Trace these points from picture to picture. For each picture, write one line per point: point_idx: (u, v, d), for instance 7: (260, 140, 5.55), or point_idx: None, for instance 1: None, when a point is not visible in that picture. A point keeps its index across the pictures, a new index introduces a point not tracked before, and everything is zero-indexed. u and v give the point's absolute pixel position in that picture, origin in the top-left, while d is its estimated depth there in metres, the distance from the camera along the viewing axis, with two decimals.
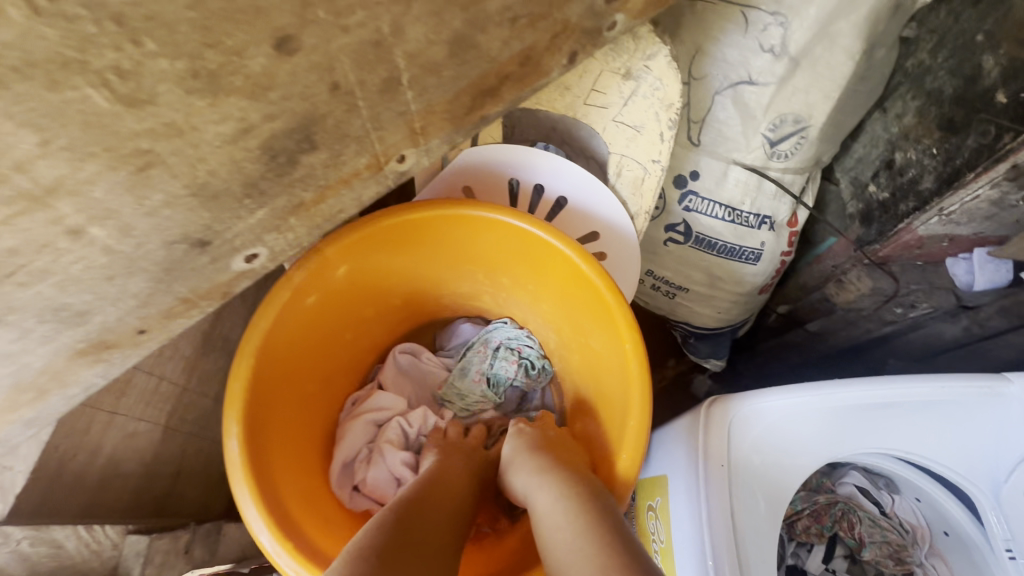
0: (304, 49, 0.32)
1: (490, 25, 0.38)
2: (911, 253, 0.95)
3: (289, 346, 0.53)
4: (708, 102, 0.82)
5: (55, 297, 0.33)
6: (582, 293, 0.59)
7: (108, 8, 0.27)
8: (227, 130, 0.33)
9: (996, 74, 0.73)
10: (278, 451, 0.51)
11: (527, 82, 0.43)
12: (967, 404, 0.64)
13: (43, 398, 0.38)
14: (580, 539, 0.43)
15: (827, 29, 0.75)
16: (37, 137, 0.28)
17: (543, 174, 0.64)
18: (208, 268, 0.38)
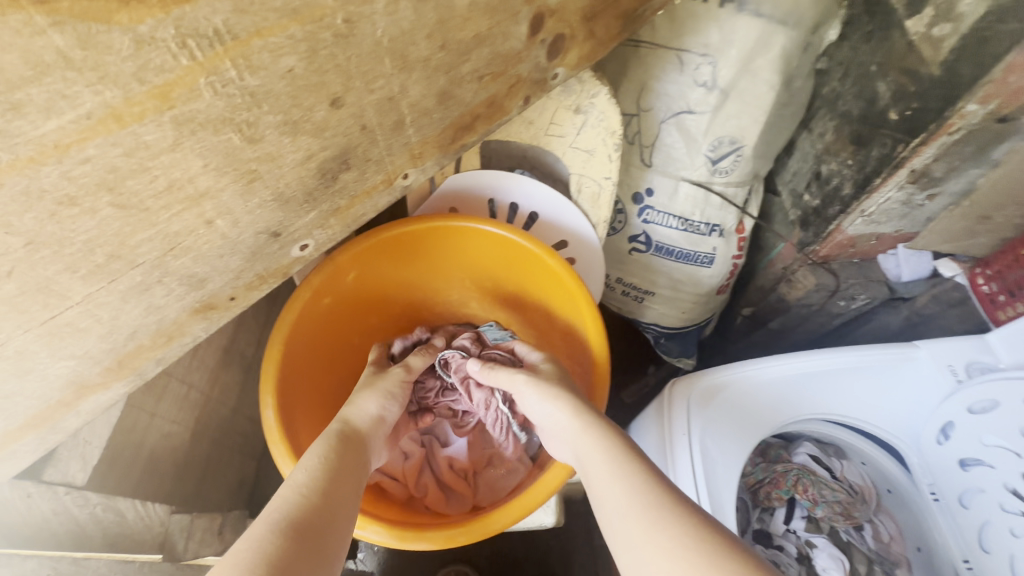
0: (348, 105, 0.38)
1: (465, 83, 0.43)
2: (848, 252, 1.09)
3: (307, 342, 0.63)
4: (656, 129, 0.96)
5: (190, 267, 0.41)
6: (552, 289, 0.69)
7: (248, 89, 0.33)
8: (299, 158, 0.39)
9: (887, 97, 0.88)
10: (301, 427, 0.60)
11: (493, 119, 0.48)
12: (885, 368, 0.73)
13: (171, 342, 0.45)
14: (623, 487, 0.48)
15: (748, 66, 0.89)
16: (202, 162, 0.35)
17: (517, 194, 0.76)
18: (276, 252, 0.45)
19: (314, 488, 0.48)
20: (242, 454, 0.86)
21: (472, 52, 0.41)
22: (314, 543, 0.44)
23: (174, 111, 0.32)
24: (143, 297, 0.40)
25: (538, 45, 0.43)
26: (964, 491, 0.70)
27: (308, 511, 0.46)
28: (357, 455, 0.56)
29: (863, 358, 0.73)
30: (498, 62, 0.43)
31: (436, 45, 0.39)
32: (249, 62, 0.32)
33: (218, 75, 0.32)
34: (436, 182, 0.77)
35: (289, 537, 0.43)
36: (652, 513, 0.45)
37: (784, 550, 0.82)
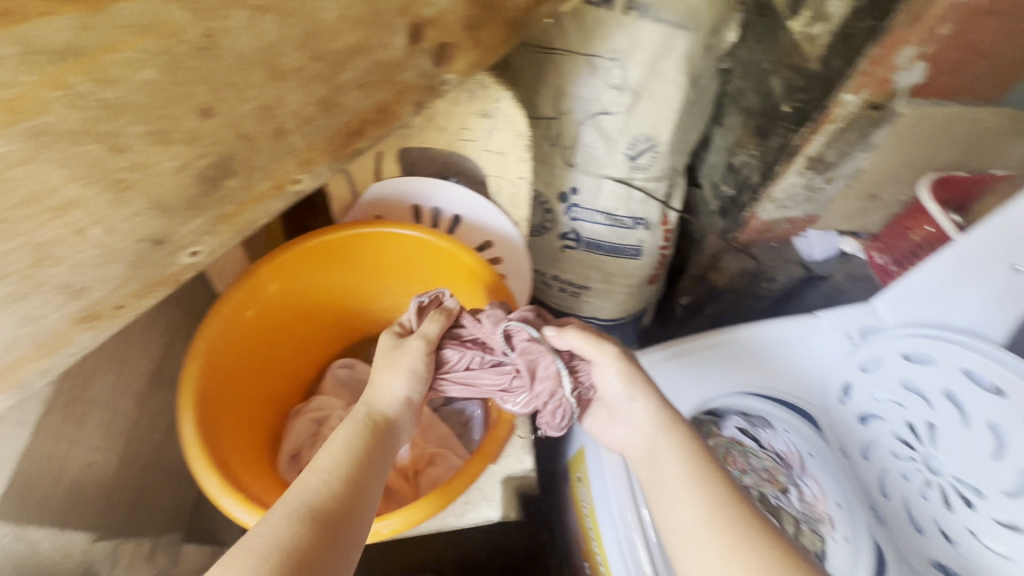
0: (220, 115, 0.35)
1: (346, 91, 0.41)
2: (766, 237, 1.17)
3: (229, 355, 0.62)
4: (575, 131, 1.00)
5: (66, 277, 0.35)
6: (476, 287, 0.72)
7: (103, 100, 0.30)
8: (175, 165, 0.35)
9: (780, 91, 0.96)
10: (226, 440, 0.59)
11: (385, 125, 0.47)
12: (794, 337, 0.78)
13: (53, 352, 0.39)
14: (693, 486, 0.52)
15: (654, 68, 0.94)
16: (64, 172, 0.31)
17: (439, 198, 0.78)
18: (163, 261, 0.40)
19: (342, 480, 0.50)
20: (180, 479, 0.84)
21: (349, 62, 0.39)
22: (337, 533, 0.46)
23: (27, 120, 0.28)
24: (15, 307, 0.35)
25: (420, 52, 0.45)
26: (866, 445, 0.73)
27: (334, 502, 0.47)
28: (384, 445, 0.56)
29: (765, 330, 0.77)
30: (380, 70, 0.42)
31: (308, 55, 0.36)
32: (97, 73, 0.29)
33: (66, 88, 0.28)
34: (359, 190, 0.78)
35: (314, 531, 0.44)
36: (729, 523, 0.48)
37: None
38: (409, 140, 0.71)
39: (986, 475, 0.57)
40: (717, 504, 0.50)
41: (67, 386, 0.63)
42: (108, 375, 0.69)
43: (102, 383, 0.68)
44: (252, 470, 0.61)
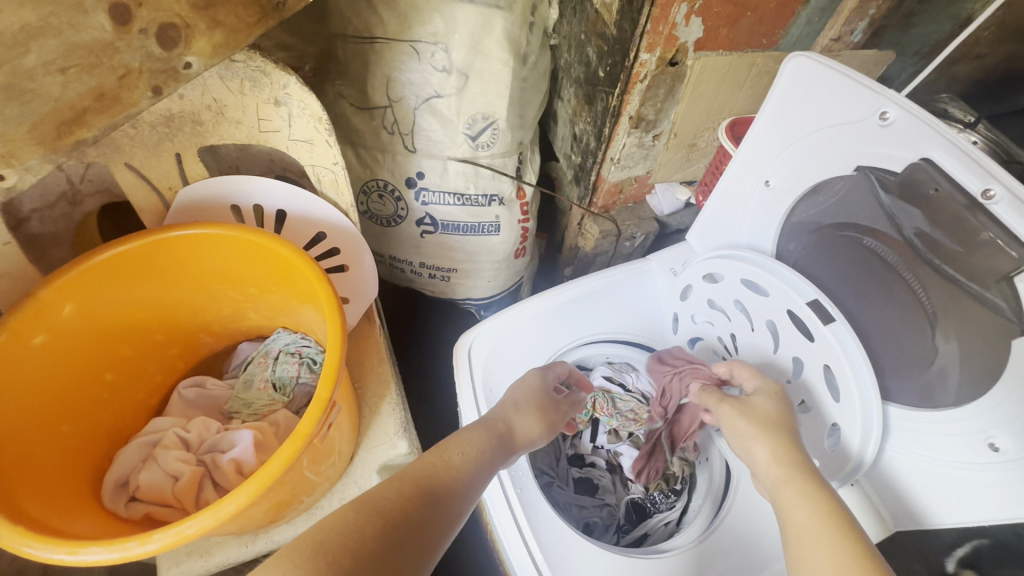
0: None
1: (39, 77, 0.41)
2: (619, 199, 1.24)
3: (15, 388, 0.57)
4: (411, 116, 1.01)
5: None
6: (298, 283, 0.70)
7: None
8: None
9: (596, 58, 1.02)
10: (15, 476, 0.54)
11: (116, 112, 0.45)
12: (625, 283, 0.86)
13: None
14: (806, 499, 0.50)
15: (477, 47, 0.96)
16: None
17: (258, 194, 0.76)
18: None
19: (465, 470, 0.60)
20: None
21: (32, 43, 0.39)
22: (436, 515, 0.53)
23: None
24: None
25: (138, 34, 0.43)
26: None
27: (450, 483, 0.58)
28: (506, 453, 0.67)
29: (604, 281, 0.85)
30: (80, 54, 0.41)
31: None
32: None
33: None
34: (168, 197, 0.74)
35: (425, 501, 0.54)
36: (838, 521, 0.47)
37: (596, 465, 0.92)
38: (206, 137, 0.69)
39: (775, 368, 0.65)
40: (779, 461, 0.55)
41: None
42: None
43: None
44: (58, 505, 0.57)
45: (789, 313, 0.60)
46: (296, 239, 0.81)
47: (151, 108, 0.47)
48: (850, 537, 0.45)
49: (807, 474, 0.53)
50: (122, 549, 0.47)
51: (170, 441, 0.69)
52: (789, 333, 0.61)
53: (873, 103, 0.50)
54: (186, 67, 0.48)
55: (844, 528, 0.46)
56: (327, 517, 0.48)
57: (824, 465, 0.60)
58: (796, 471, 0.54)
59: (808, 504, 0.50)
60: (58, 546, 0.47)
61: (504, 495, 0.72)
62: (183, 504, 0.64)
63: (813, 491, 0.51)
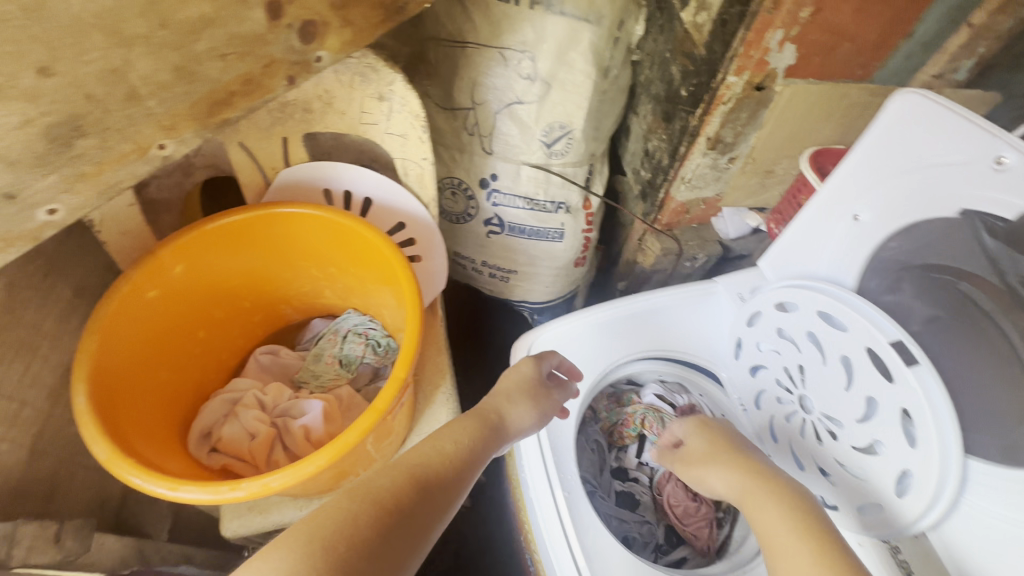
0: (61, 75, 0.36)
1: (204, 61, 0.43)
2: (685, 218, 1.23)
3: (130, 334, 0.64)
4: (492, 120, 1.05)
5: None
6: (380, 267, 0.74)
7: None
8: (14, 123, 0.35)
9: (679, 78, 1.02)
10: (124, 415, 0.60)
11: (256, 96, 0.50)
12: (689, 302, 0.86)
13: None
14: (763, 515, 0.59)
15: (562, 58, 0.99)
16: None
17: (349, 181, 0.81)
18: (17, 218, 0.39)
19: (457, 459, 0.62)
20: (103, 475, 0.83)
21: (204, 30, 0.42)
22: (433, 501, 0.56)
23: None
24: None
25: (284, 28, 0.48)
26: (756, 394, 0.79)
27: (443, 474, 0.60)
28: (500, 441, 0.69)
29: (667, 298, 0.85)
30: (238, 42, 0.45)
31: (154, 22, 0.39)
32: None
33: None
34: (269, 177, 0.80)
35: (418, 491, 0.56)
36: (796, 529, 0.56)
37: (639, 481, 0.92)
38: (313, 125, 0.75)
39: (842, 406, 0.63)
40: (737, 484, 0.65)
41: None
42: (15, 366, 0.70)
43: (7, 374, 0.69)
44: (154, 446, 0.62)
45: (867, 351, 0.59)
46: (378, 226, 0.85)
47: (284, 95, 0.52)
48: (810, 545, 0.54)
49: (760, 488, 0.62)
50: (214, 492, 0.52)
51: (249, 401, 0.74)
52: (863, 370, 0.60)
53: (988, 145, 0.49)
54: (317, 61, 0.53)
55: (814, 543, 0.54)
56: (322, 508, 0.51)
57: (894, 510, 0.58)
58: (750, 487, 0.63)
59: (775, 515, 0.58)
60: (160, 481, 0.52)
61: (552, 501, 0.74)
62: (256, 461, 0.69)
63: (768, 503, 0.60)
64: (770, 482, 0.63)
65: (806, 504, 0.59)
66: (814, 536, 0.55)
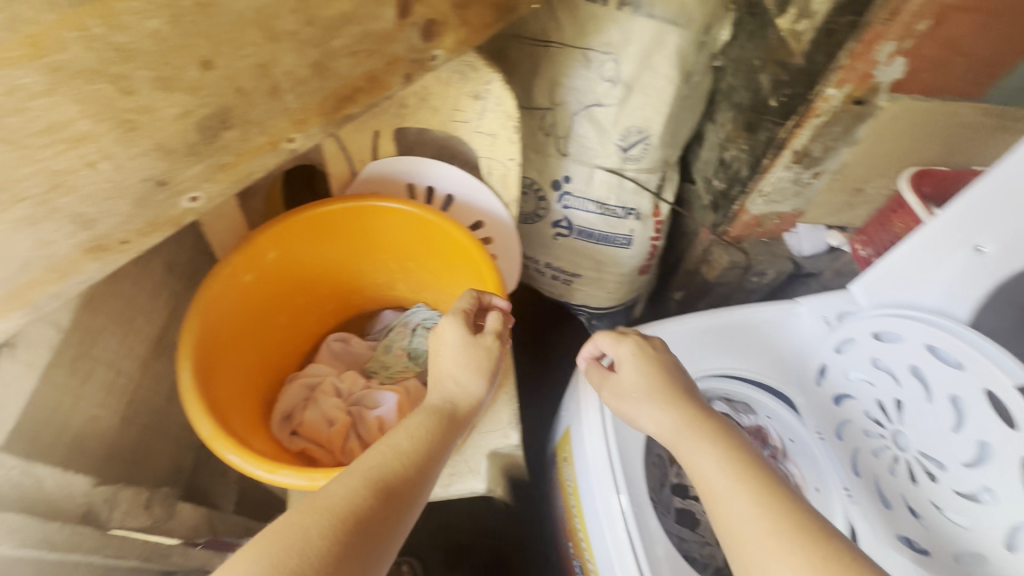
0: (220, 69, 0.37)
1: (337, 58, 0.44)
2: (755, 232, 1.19)
3: (226, 316, 0.66)
4: (569, 121, 1.03)
5: (77, 207, 0.37)
6: (465, 267, 0.75)
7: (115, 43, 0.33)
8: (176, 113, 0.37)
9: (767, 87, 0.98)
10: (220, 393, 0.63)
11: (376, 94, 0.50)
12: (768, 323, 0.83)
13: (65, 278, 0.40)
14: (703, 457, 0.57)
15: (646, 62, 0.96)
16: (79, 108, 0.34)
17: (432, 176, 0.81)
18: (164, 203, 0.41)
19: (417, 457, 0.54)
20: (181, 444, 0.88)
21: (341, 29, 0.43)
22: (393, 506, 0.49)
23: (46, 59, 0.31)
24: (25, 232, 0.36)
25: (409, 26, 0.48)
26: (840, 425, 0.76)
27: (405, 476, 0.52)
28: (457, 429, 0.60)
29: (746, 316, 0.83)
30: (370, 39, 0.46)
31: (302, 20, 0.40)
32: (108, 19, 0.32)
33: (84, 30, 0.31)
34: (356, 168, 0.81)
35: (380, 496, 0.49)
36: (734, 470, 0.54)
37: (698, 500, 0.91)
38: (405, 120, 0.75)
39: (947, 448, 0.60)
40: (673, 422, 0.62)
41: (75, 343, 0.67)
42: (115, 336, 0.73)
43: (107, 342, 0.72)
44: (243, 426, 0.65)
45: (986, 394, 0.56)
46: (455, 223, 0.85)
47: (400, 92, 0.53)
48: (757, 484, 0.52)
49: (698, 428, 0.60)
50: (310, 479, 0.53)
51: (326, 388, 0.76)
52: (980, 415, 0.57)
53: None
54: (432, 59, 0.53)
55: (759, 484, 0.52)
56: (264, 534, 0.43)
57: (1000, 562, 0.56)
58: (682, 428, 0.61)
59: (712, 457, 0.56)
60: (260, 462, 0.54)
61: (618, 508, 0.73)
62: (333, 447, 0.71)
63: (704, 440, 0.58)
64: (705, 422, 0.60)
65: (738, 442, 0.58)
66: (750, 476, 0.53)
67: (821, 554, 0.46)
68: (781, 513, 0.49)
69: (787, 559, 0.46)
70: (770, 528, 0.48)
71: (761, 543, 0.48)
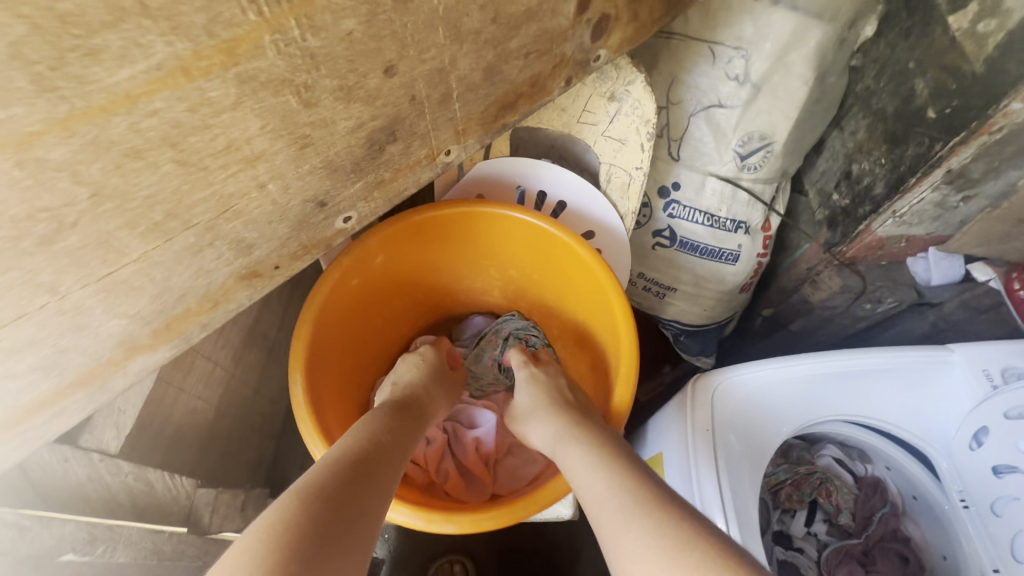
0: (400, 75, 0.40)
1: (511, 59, 0.46)
2: (875, 254, 1.06)
3: (332, 321, 0.66)
4: (685, 122, 0.94)
5: (240, 232, 0.42)
6: (587, 287, 0.70)
7: (309, 50, 0.34)
8: (350, 125, 0.41)
9: (925, 95, 0.85)
10: (328, 407, 0.64)
11: (536, 98, 0.52)
12: (915, 370, 0.73)
13: (216, 308, 0.47)
14: (573, 453, 0.54)
15: (781, 60, 0.86)
16: (260, 123, 0.36)
17: (547, 183, 0.74)
18: (320, 224, 0.48)
19: (373, 445, 0.54)
20: (264, 434, 0.87)
21: (521, 28, 0.43)
22: (366, 484, 0.49)
23: (239, 67, 0.32)
24: (194, 260, 0.42)
25: (584, 24, 0.48)
26: (999, 498, 0.68)
27: (371, 462, 0.52)
28: (415, 426, 0.61)
29: (888, 358, 0.73)
30: (544, 39, 0.46)
31: (488, 17, 0.41)
32: (312, 22, 0.33)
33: (283, 33, 0.33)
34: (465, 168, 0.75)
35: (349, 476, 0.48)
36: (600, 457, 0.52)
37: (803, 553, 0.81)
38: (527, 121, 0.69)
39: None
40: (557, 424, 0.60)
41: None
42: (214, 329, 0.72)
43: (208, 334, 0.71)
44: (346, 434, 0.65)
45: None
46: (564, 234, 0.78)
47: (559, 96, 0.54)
48: (622, 469, 0.50)
49: (576, 428, 0.57)
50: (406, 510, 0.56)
51: None
52: None
53: None
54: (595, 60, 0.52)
55: (621, 468, 0.50)
56: (243, 542, 0.40)
57: None
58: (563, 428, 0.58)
59: (579, 452, 0.54)
60: None
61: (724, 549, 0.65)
62: (429, 466, 0.69)
63: (581, 436, 0.56)
64: (584, 423, 0.59)
65: (608, 438, 0.55)
66: (615, 461, 0.51)
67: (664, 537, 0.42)
68: (627, 489, 0.47)
69: (637, 532, 0.43)
70: (623, 519, 0.44)
71: (626, 533, 0.44)
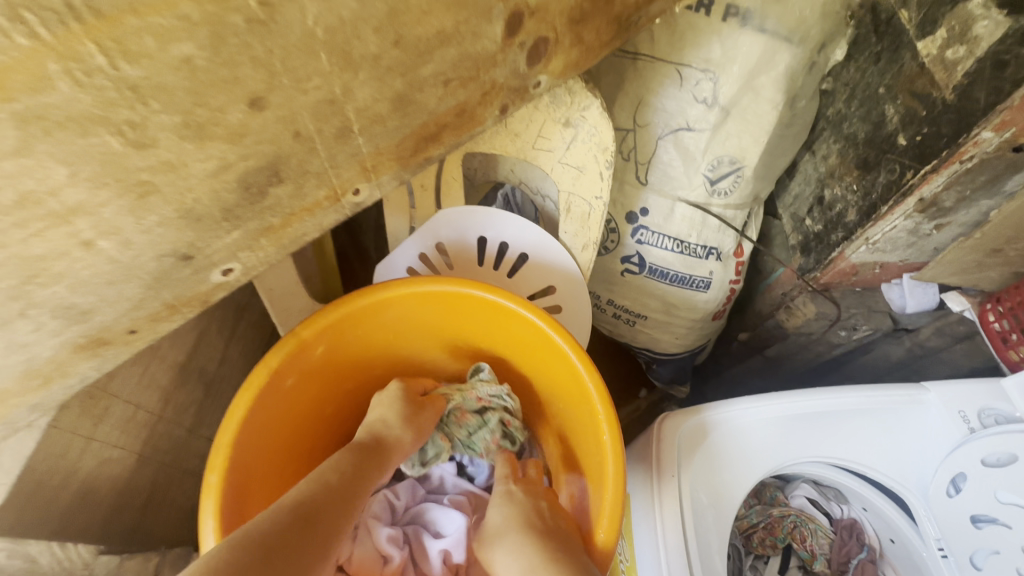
0: (273, 106, 0.36)
1: (426, 87, 0.43)
2: (849, 281, 1.02)
3: (258, 433, 0.62)
4: (652, 145, 0.90)
5: (65, 297, 0.38)
6: (551, 358, 0.67)
7: (126, 80, 0.30)
8: (210, 167, 0.36)
9: (896, 121, 0.83)
10: None
11: (463, 129, 0.50)
12: (889, 412, 0.69)
13: (47, 385, 0.42)
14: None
15: (750, 83, 0.82)
16: (67, 169, 0.32)
17: (509, 235, 0.70)
18: (190, 279, 0.43)
19: (336, 483, 0.58)
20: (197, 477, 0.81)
21: (433, 55, 0.41)
22: (312, 522, 0.52)
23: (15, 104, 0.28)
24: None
25: (516, 47, 0.46)
26: (981, 550, 0.65)
27: (326, 501, 0.55)
28: (375, 468, 0.63)
29: (864, 398, 0.69)
30: (465, 67, 0.44)
31: (388, 39, 0.38)
32: (121, 45, 0.29)
33: (82, 62, 0.28)
34: (415, 197, 0.69)
35: (299, 517, 0.52)
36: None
37: None
38: (478, 145, 0.66)
39: None
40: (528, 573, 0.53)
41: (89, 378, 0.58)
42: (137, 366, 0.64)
43: (128, 374, 0.63)
44: None
45: None
46: (525, 287, 0.74)
47: (491, 124, 0.52)
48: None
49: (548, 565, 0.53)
50: None
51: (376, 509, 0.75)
52: None
53: None
54: (534, 86, 0.51)
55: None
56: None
57: None
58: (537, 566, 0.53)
59: None
60: None
61: None
62: None
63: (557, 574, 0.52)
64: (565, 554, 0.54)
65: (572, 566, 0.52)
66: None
67: None
68: None
69: None
70: None
71: None
